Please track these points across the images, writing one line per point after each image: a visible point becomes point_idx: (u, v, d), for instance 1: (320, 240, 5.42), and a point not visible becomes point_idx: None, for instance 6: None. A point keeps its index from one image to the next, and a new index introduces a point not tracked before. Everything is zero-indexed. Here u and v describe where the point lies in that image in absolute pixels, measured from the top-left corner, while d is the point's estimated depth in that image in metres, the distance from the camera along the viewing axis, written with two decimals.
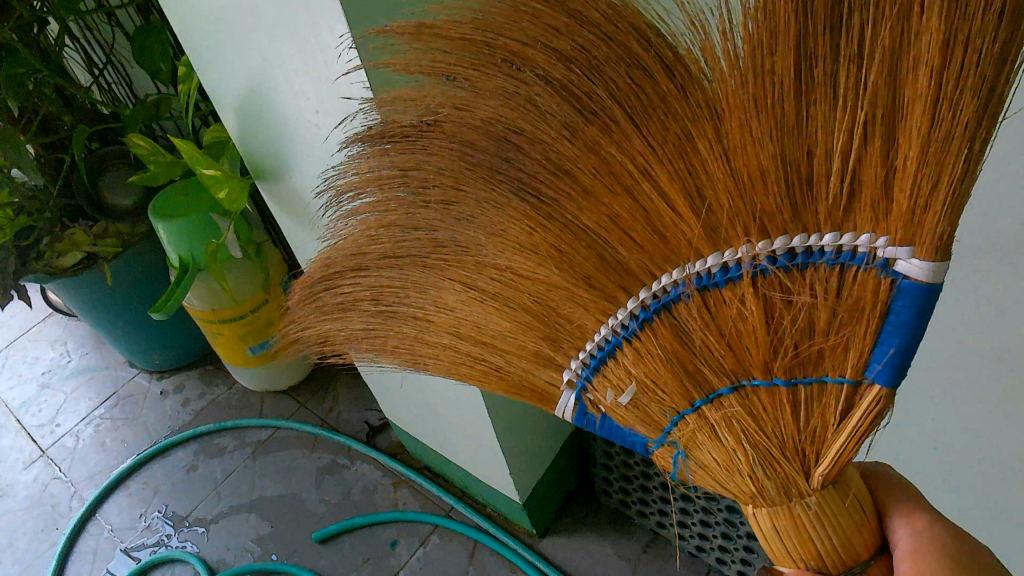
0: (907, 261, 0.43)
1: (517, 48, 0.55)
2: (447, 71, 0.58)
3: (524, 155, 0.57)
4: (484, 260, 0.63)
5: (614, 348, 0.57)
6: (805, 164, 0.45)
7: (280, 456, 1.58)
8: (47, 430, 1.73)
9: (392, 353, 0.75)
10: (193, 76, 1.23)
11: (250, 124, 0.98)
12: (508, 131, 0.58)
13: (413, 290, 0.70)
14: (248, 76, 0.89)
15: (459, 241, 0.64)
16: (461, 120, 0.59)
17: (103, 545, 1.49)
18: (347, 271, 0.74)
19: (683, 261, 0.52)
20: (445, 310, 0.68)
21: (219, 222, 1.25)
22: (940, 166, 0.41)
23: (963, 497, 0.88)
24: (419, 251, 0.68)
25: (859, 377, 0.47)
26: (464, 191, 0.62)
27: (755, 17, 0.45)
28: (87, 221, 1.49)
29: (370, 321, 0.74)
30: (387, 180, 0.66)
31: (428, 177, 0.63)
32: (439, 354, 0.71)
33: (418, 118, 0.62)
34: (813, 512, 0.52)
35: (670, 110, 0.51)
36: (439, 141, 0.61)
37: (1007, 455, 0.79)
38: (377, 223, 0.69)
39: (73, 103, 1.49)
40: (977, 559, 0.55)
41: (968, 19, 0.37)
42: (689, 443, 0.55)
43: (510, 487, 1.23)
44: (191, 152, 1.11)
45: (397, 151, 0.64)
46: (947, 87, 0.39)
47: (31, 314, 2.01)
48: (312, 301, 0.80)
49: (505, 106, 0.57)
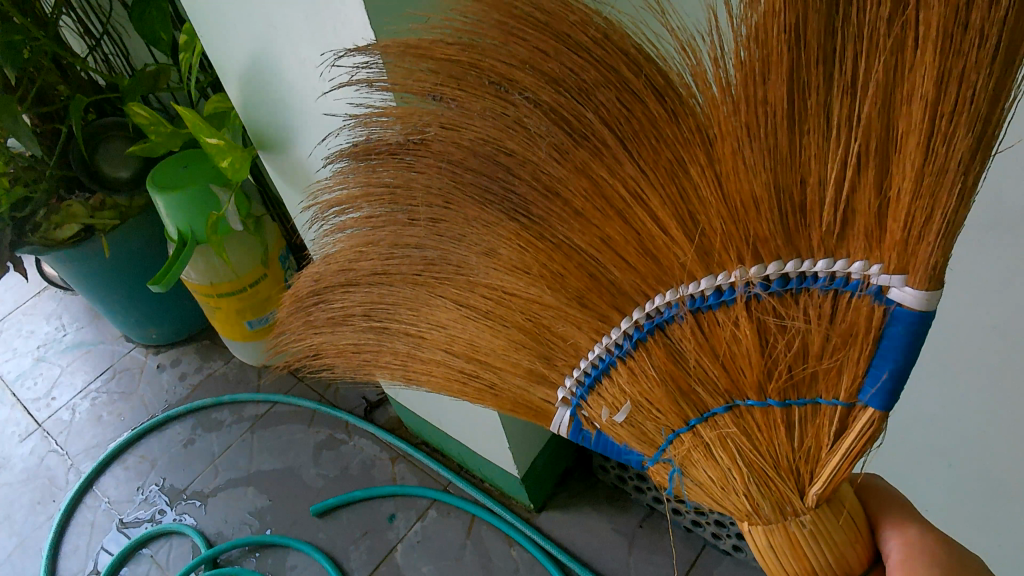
0: (900, 289, 0.42)
1: (506, 71, 0.55)
2: (434, 91, 0.58)
3: (514, 175, 0.57)
4: (477, 279, 0.63)
5: (608, 366, 0.57)
6: (798, 192, 0.45)
7: (278, 431, 1.58)
8: (42, 404, 1.73)
9: (385, 368, 0.75)
10: (194, 45, 1.20)
11: (257, 101, 0.97)
12: (496, 152, 0.57)
13: (405, 307, 0.69)
14: (263, 74, 0.90)
15: (450, 260, 0.64)
16: (447, 140, 0.59)
17: (100, 517, 1.51)
18: (337, 287, 0.73)
19: (678, 282, 0.52)
20: (438, 327, 0.68)
21: (219, 194, 1.24)
22: (933, 198, 0.40)
23: (942, 508, 0.89)
24: (409, 269, 0.67)
25: (853, 400, 0.47)
26: (454, 211, 0.61)
27: (747, 45, 0.43)
28: (83, 193, 1.48)
29: (362, 336, 0.74)
30: (376, 197, 0.66)
31: (418, 195, 0.63)
32: (432, 369, 0.71)
33: (405, 136, 0.62)
34: (808, 530, 0.51)
35: (661, 135, 0.51)
36: (428, 160, 0.61)
37: (986, 464, 0.80)
38: (366, 240, 0.69)
39: (70, 74, 1.47)
40: (964, 563, 0.55)
41: (963, 54, 0.36)
42: (685, 460, 0.55)
43: (509, 464, 1.23)
44: (193, 120, 1.09)
45: (385, 168, 0.64)
46: (941, 122, 0.38)
47: (27, 288, 2.01)
48: (300, 315, 0.79)
49: (493, 128, 0.57)
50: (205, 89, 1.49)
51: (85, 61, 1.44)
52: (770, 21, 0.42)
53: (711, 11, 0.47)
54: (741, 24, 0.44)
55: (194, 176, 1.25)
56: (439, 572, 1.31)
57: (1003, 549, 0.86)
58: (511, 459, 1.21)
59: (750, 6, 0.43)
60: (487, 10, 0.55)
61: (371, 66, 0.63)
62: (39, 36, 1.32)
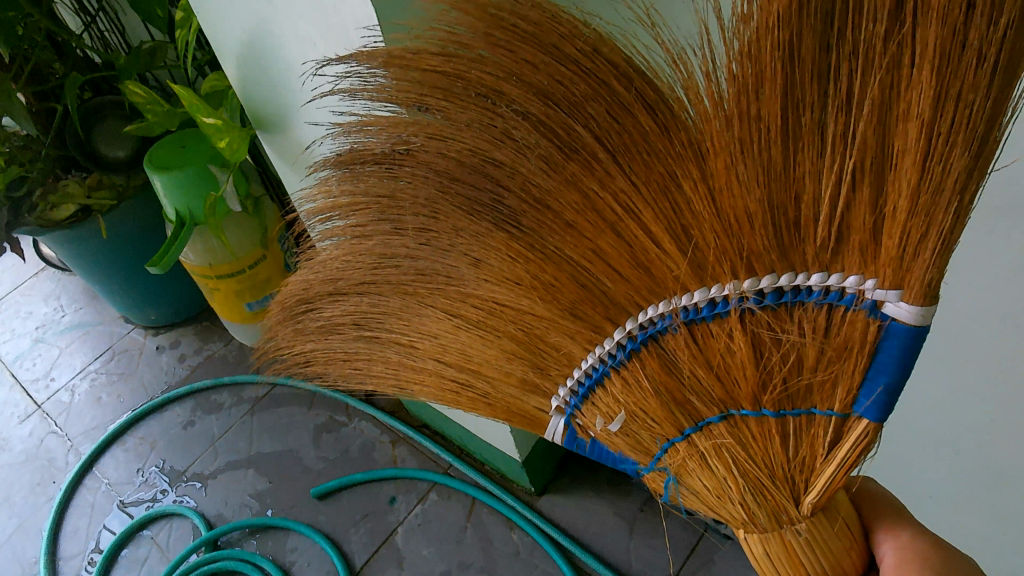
0: (895, 304, 0.42)
1: (492, 82, 0.55)
2: (418, 102, 0.59)
3: (503, 188, 0.58)
4: (468, 289, 0.64)
5: (601, 376, 0.57)
6: (792, 209, 0.45)
7: (278, 413, 1.57)
8: (42, 384, 1.73)
9: (375, 376, 0.76)
10: (191, 24, 1.18)
11: (255, 89, 0.98)
12: (484, 163, 0.58)
13: (394, 316, 0.71)
14: (264, 69, 0.91)
15: (440, 271, 0.65)
16: (434, 150, 0.60)
17: (100, 499, 1.51)
18: (325, 296, 0.75)
19: (670, 294, 0.52)
20: (427, 336, 0.69)
21: (218, 174, 1.23)
22: (929, 218, 0.40)
23: (940, 505, 0.88)
24: (397, 278, 0.68)
25: (848, 411, 0.47)
26: (442, 220, 0.62)
27: (740, 60, 0.43)
28: (80, 173, 1.45)
29: (352, 345, 0.75)
30: (363, 206, 0.67)
31: (406, 205, 0.64)
32: (423, 378, 0.72)
33: (391, 146, 0.62)
34: (804, 538, 0.51)
35: (654, 149, 0.51)
36: (415, 170, 0.62)
37: (985, 462, 0.79)
38: (352, 249, 0.70)
39: (66, 52, 1.45)
40: (955, 567, 0.55)
41: (961, 75, 0.36)
42: (681, 470, 0.55)
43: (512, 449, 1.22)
44: (190, 100, 1.06)
45: (371, 178, 0.65)
46: (938, 142, 0.38)
47: (25, 268, 2.00)
48: (289, 323, 0.80)
49: (480, 138, 0.57)
50: (202, 69, 1.47)
51: (81, 39, 1.41)
52: (764, 36, 0.41)
53: (702, 24, 0.46)
54: (734, 39, 0.44)
55: (192, 157, 1.23)
56: (439, 555, 1.31)
57: (995, 545, 0.86)
58: (512, 446, 1.20)
59: (744, 22, 0.42)
60: (474, 21, 0.55)
61: (353, 75, 0.64)
62: (34, 13, 1.30)
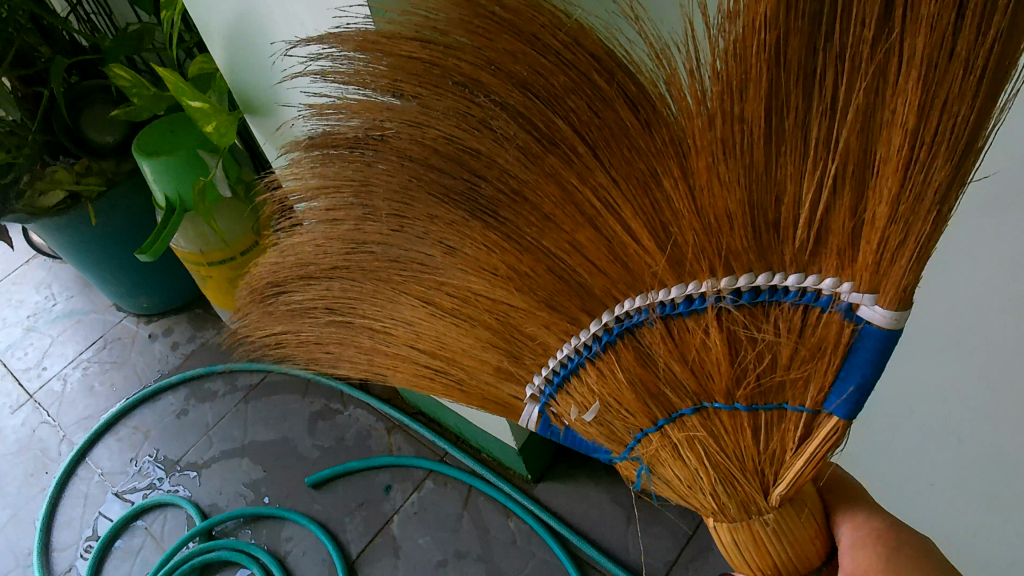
0: (871, 308, 0.41)
1: (471, 72, 0.55)
2: (394, 88, 0.58)
3: (481, 179, 0.56)
4: (442, 278, 0.62)
5: (575, 367, 0.56)
6: (773, 209, 0.43)
7: (272, 402, 1.55)
8: (34, 374, 1.71)
9: (350, 362, 0.75)
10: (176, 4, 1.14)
11: (237, 69, 0.95)
12: (461, 153, 0.57)
13: (368, 301, 0.69)
14: (247, 48, 0.89)
15: (415, 258, 0.63)
16: (408, 136, 0.58)
17: (94, 489, 1.50)
18: (299, 281, 0.73)
19: (648, 288, 0.50)
20: (402, 323, 0.68)
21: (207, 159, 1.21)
22: (908, 225, 0.39)
23: (938, 490, 0.87)
24: (370, 265, 0.66)
25: (819, 407, 0.46)
26: (415, 206, 0.61)
27: (724, 57, 0.41)
28: (68, 158, 1.40)
29: (325, 329, 0.74)
30: (334, 190, 0.66)
31: (377, 190, 0.62)
32: (396, 364, 0.71)
33: (364, 131, 0.61)
34: (771, 529, 0.50)
35: (635, 145, 0.50)
36: (387, 156, 0.60)
37: (982, 451, 0.78)
38: (325, 234, 0.68)
39: (52, 35, 1.41)
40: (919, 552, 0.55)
41: (947, 84, 0.35)
42: (653, 459, 0.54)
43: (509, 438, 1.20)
44: (176, 82, 1.03)
45: (342, 163, 0.64)
46: (921, 150, 0.36)
47: (13, 256, 1.97)
48: (263, 306, 0.79)
49: (458, 127, 0.56)
50: (189, 50, 1.44)
51: (66, 21, 1.38)
52: (751, 34, 0.40)
53: (687, 21, 0.45)
54: (719, 36, 0.42)
55: (181, 141, 1.21)
56: (435, 543, 1.31)
57: (991, 533, 0.85)
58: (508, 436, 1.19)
59: (731, 20, 0.40)
60: (454, 8, 0.55)
61: (326, 58, 0.62)
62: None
